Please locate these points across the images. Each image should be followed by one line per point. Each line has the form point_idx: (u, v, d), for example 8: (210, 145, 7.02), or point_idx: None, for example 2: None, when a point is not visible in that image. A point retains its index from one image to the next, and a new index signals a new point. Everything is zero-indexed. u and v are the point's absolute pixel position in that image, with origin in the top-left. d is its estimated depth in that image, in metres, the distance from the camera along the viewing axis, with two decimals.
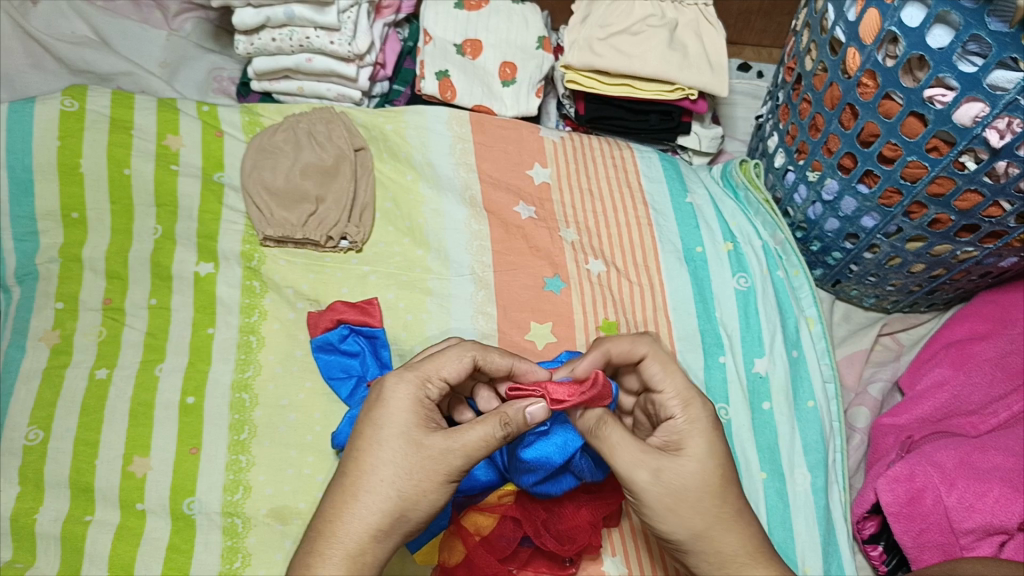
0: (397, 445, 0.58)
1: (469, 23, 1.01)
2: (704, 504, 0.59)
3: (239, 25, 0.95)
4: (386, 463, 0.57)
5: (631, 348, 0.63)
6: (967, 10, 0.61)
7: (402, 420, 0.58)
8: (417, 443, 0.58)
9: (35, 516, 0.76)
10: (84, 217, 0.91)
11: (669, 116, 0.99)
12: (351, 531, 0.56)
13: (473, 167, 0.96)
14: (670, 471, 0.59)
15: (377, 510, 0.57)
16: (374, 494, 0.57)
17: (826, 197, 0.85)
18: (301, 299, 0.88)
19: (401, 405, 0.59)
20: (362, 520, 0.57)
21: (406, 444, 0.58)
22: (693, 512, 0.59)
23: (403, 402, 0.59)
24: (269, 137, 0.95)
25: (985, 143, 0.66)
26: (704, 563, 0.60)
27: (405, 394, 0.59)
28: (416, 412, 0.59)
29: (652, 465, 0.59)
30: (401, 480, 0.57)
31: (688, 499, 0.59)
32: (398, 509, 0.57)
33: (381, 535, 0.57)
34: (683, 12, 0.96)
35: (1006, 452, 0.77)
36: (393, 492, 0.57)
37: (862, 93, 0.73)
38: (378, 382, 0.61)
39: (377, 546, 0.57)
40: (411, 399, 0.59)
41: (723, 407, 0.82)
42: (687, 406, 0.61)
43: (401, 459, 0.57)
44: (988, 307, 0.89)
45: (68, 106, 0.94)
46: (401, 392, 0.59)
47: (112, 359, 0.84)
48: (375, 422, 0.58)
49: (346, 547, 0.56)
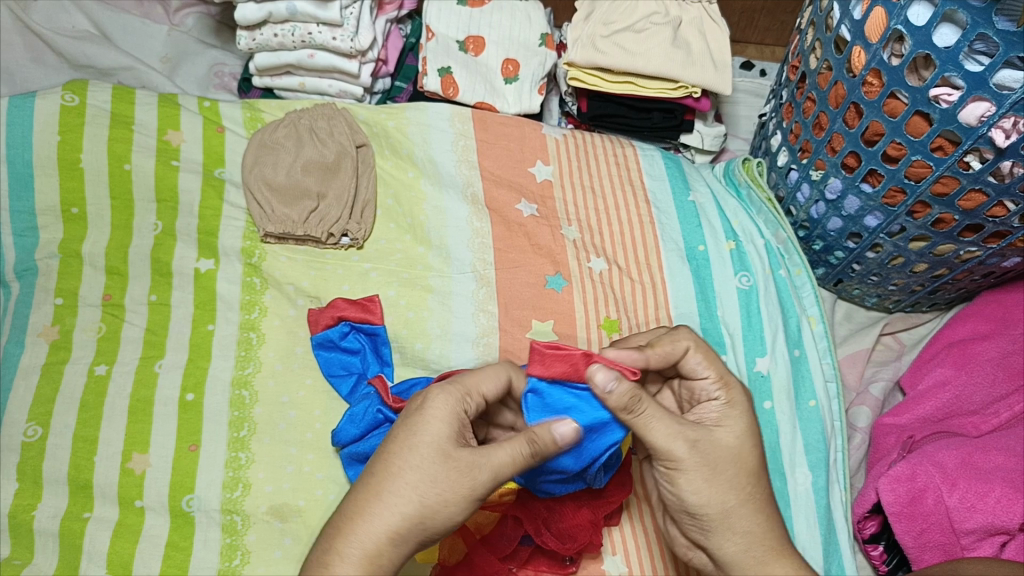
0: (424, 453, 0.55)
1: (472, 19, 1.01)
2: (739, 480, 0.60)
3: (240, 20, 0.94)
4: (414, 468, 0.55)
5: (673, 347, 0.63)
6: (974, 8, 0.60)
7: (437, 430, 0.56)
8: (445, 453, 0.55)
9: (33, 512, 0.76)
10: (83, 213, 0.91)
11: (672, 114, 0.99)
12: (370, 530, 0.54)
13: (474, 165, 0.96)
14: (706, 443, 0.59)
15: (398, 513, 0.54)
16: (398, 498, 0.55)
17: (829, 196, 0.84)
18: (301, 295, 0.88)
19: (439, 415, 0.56)
20: (383, 521, 0.54)
21: (436, 453, 0.55)
22: (729, 487, 0.59)
23: (442, 410, 0.56)
24: (270, 133, 0.94)
25: (990, 142, 0.66)
26: (729, 542, 0.60)
27: (444, 406, 0.57)
28: (454, 423, 0.56)
29: (690, 436, 0.59)
30: (425, 487, 0.54)
31: (723, 473, 0.59)
32: (414, 516, 0.55)
33: (392, 540, 0.55)
34: (686, 10, 0.95)
35: (1008, 452, 0.77)
36: (416, 498, 0.54)
37: (867, 92, 0.73)
38: (420, 392, 0.59)
39: (394, 550, 0.55)
40: (447, 410, 0.57)
41: (768, 403, 0.83)
42: (728, 390, 0.63)
43: (427, 465, 0.55)
44: (991, 306, 0.89)
45: (69, 100, 0.93)
46: (441, 402, 0.57)
47: (111, 355, 0.83)
48: (410, 428, 0.56)
49: (364, 548, 0.54)
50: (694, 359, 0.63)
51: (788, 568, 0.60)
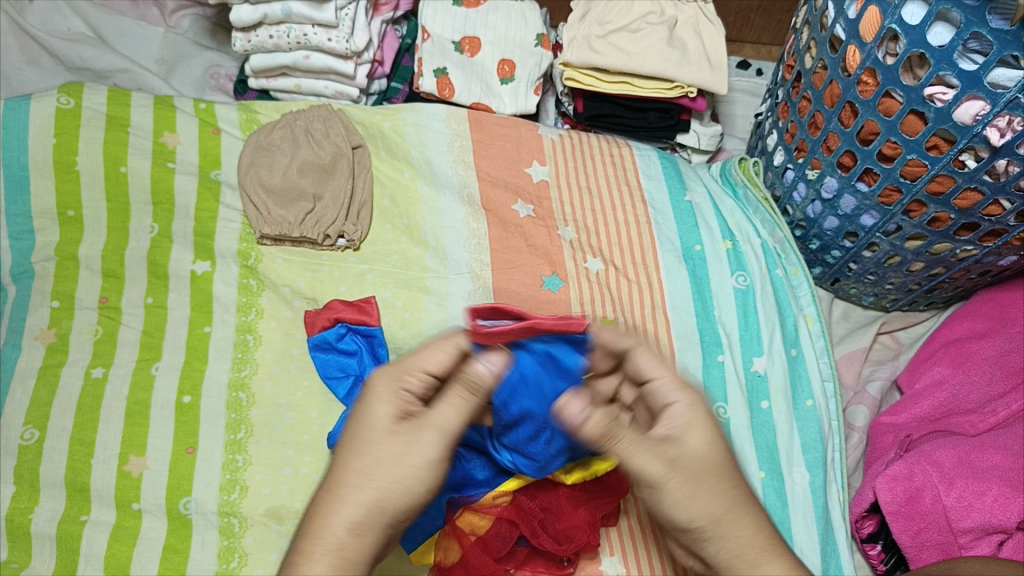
0: (373, 435, 0.53)
1: (467, 20, 1.00)
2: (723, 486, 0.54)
3: (236, 22, 0.94)
4: (368, 452, 0.53)
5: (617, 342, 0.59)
6: (968, 8, 0.60)
7: (377, 413, 0.54)
8: (397, 430, 0.53)
9: (30, 515, 0.76)
10: (80, 216, 0.91)
11: (669, 114, 0.99)
12: (333, 522, 0.50)
13: (471, 166, 0.96)
14: (685, 455, 0.54)
15: (354, 501, 0.51)
16: (360, 487, 0.52)
17: (825, 195, 0.84)
18: (297, 297, 0.88)
19: (383, 397, 0.54)
20: (344, 512, 0.51)
21: (380, 436, 0.53)
22: (714, 496, 0.53)
23: (380, 393, 0.54)
24: (266, 135, 0.94)
25: (985, 141, 0.66)
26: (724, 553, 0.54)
27: (385, 388, 0.55)
28: (396, 403, 0.54)
29: (669, 453, 0.54)
30: (372, 470, 0.52)
31: (706, 483, 0.53)
32: (376, 499, 0.51)
33: (359, 529, 0.51)
34: (682, 10, 0.95)
35: (1005, 450, 0.78)
36: (368, 484, 0.52)
37: (862, 91, 0.73)
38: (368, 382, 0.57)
39: (359, 541, 0.51)
40: (387, 392, 0.54)
41: (765, 402, 0.83)
42: (682, 393, 0.56)
43: (379, 445, 0.53)
44: (988, 305, 0.89)
45: (64, 103, 0.93)
46: (380, 386, 0.55)
47: (108, 358, 0.83)
48: (355, 418, 0.55)
49: (327, 544, 0.50)
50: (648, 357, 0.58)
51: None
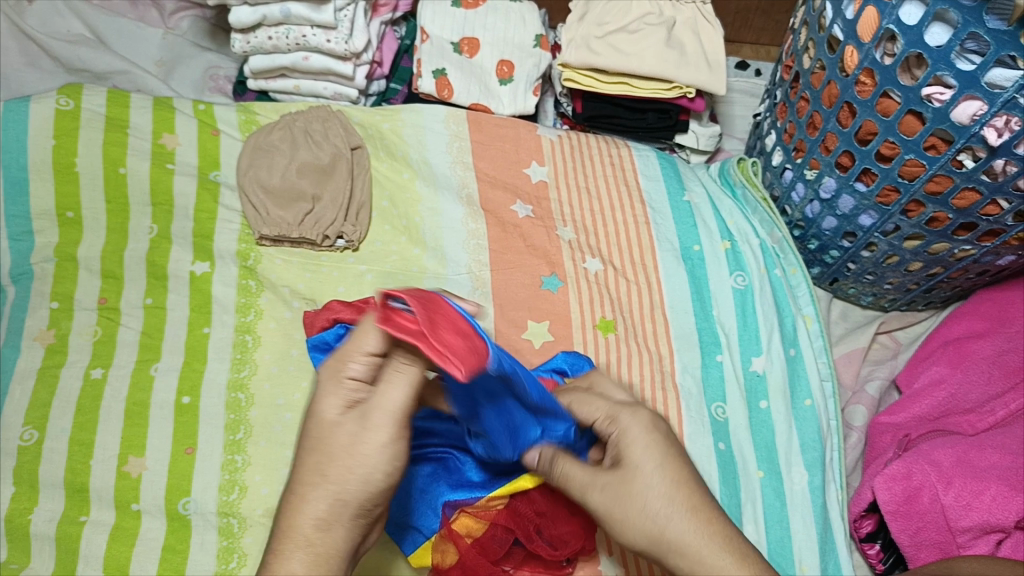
0: (324, 431, 0.50)
1: (466, 21, 1.00)
2: (656, 505, 0.51)
3: (235, 24, 0.95)
4: (322, 447, 0.50)
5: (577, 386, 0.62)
6: (965, 8, 0.60)
7: (323, 408, 0.51)
8: (347, 421, 0.51)
9: (29, 516, 0.76)
10: (79, 217, 0.91)
11: (667, 114, 0.99)
12: (298, 520, 0.49)
13: (470, 166, 0.96)
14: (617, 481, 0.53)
15: (314, 497, 0.49)
16: (320, 485, 0.49)
17: (823, 195, 0.84)
18: (297, 298, 0.88)
19: (331, 393, 0.51)
20: (309, 508, 0.49)
21: (329, 430, 0.50)
22: (647, 516, 0.51)
23: (324, 389, 0.52)
24: (265, 136, 0.94)
25: (983, 141, 0.66)
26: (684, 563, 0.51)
27: (332, 383, 0.51)
28: (341, 396, 0.51)
29: (601, 482, 0.53)
30: (325, 464, 0.50)
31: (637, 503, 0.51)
32: (335, 493, 0.49)
33: (326, 524, 0.49)
34: (680, 11, 0.96)
35: (1003, 450, 0.77)
36: (321, 477, 0.49)
37: (860, 91, 0.73)
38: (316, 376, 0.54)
39: (327, 535, 0.49)
40: (329, 386, 0.51)
41: (763, 402, 0.83)
42: (615, 420, 0.56)
43: (330, 439, 0.50)
44: (987, 305, 0.89)
45: (63, 104, 0.93)
46: (323, 383, 0.52)
47: (107, 359, 0.83)
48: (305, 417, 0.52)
49: (297, 543, 0.48)
50: (608, 386, 0.60)
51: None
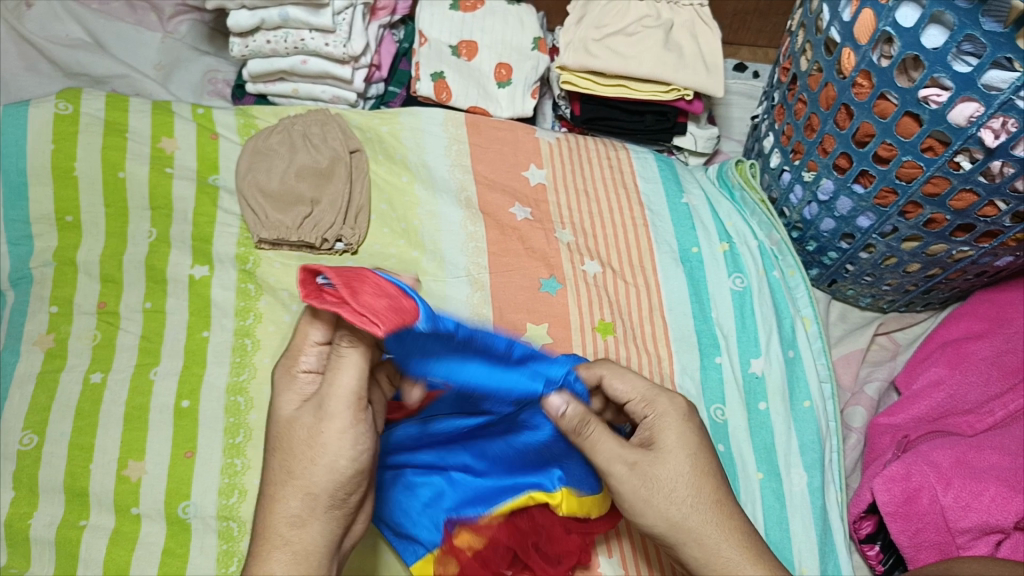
0: (285, 429, 0.52)
1: (464, 24, 1.01)
2: (677, 492, 0.57)
3: (234, 27, 0.95)
4: (285, 444, 0.51)
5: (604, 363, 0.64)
6: (962, 10, 0.61)
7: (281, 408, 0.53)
8: (304, 418, 0.51)
9: (29, 520, 0.76)
10: (78, 221, 0.91)
11: (665, 116, 0.99)
12: (273, 520, 0.51)
13: (468, 169, 0.96)
14: (646, 463, 0.58)
15: (282, 494, 0.51)
16: (290, 485, 0.51)
17: (821, 197, 0.85)
18: (296, 301, 0.87)
19: (290, 393, 0.53)
20: (278, 507, 0.51)
21: (289, 427, 0.52)
22: (669, 500, 0.57)
23: (282, 389, 0.53)
24: (265, 138, 0.94)
25: (980, 143, 0.66)
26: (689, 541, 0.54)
27: (288, 384, 0.53)
28: (297, 395, 0.53)
29: (630, 459, 0.57)
30: (288, 461, 0.51)
31: (661, 484, 0.57)
32: (303, 488, 0.50)
33: (301, 520, 0.51)
34: (678, 13, 0.96)
35: (1003, 451, 0.77)
36: (285, 473, 0.51)
37: (858, 93, 0.73)
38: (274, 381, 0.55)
39: (302, 530, 0.51)
40: (285, 388, 0.53)
41: (763, 404, 0.83)
42: (653, 404, 0.60)
43: (290, 437, 0.51)
44: (985, 306, 0.89)
45: (62, 109, 0.94)
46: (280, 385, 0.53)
47: (107, 363, 0.84)
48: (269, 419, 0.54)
49: (273, 542, 0.51)
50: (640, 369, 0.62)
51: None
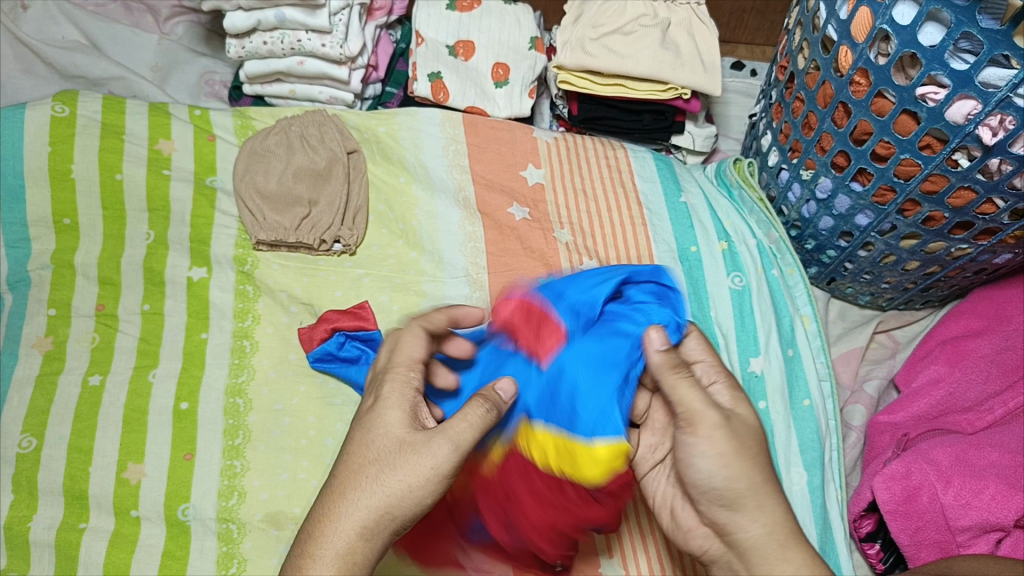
0: (387, 445, 0.53)
1: (461, 24, 1.00)
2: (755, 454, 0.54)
3: (230, 29, 0.95)
4: (377, 460, 0.53)
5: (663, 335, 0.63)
6: (958, 7, 0.60)
7: (387, 420, 0.54)
8: (393, 428, 0.54)
9: (29, 523, 0.76)
10: (75, 223, 0.91)
11: (663, 115, 0.99)
12: (345, 526, 0.52)
13: (466, 169, 0.96)
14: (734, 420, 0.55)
15: (363, 506, 0.52)
16: (361, 490, 0.53)
17: (819, 195, 0.84)
18: (294, 303, 0.88)
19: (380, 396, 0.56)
20: (350, 518, 0.52)
21: (391, 443, 0.53)
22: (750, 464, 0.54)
23: (392, 399, 0.55)
24: (262, 141, 0.94)
25: (977, 141, 0.66)
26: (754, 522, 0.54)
27: (380, 389, 0.57)
28: (406, 409, 0.55)
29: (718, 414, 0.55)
30: (383, 476, 0.52)
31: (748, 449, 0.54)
32: (385, 506, 0.52)
33: (369, 532, 0.52)
34: (675, 11, 0.96)
35: (1002, 448, 0.77)
36: (376, 488, 0.52)
37: (854, 91, 0.73)
38: (374, 390, 0.57)
39: (368, 545, 0.52)
40: (398, 399, 0.55)
41: (763, 403, 0.83)
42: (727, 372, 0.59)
43: (389, 455, 0.53)
44: (983, 304, 0.89)
45: (59, 111, 0.93)
46: (391, 397, 0.55)
47: (105, 365, 0.83)
48: (364, 426, 0.55)
49: (335, 548, 0.52)
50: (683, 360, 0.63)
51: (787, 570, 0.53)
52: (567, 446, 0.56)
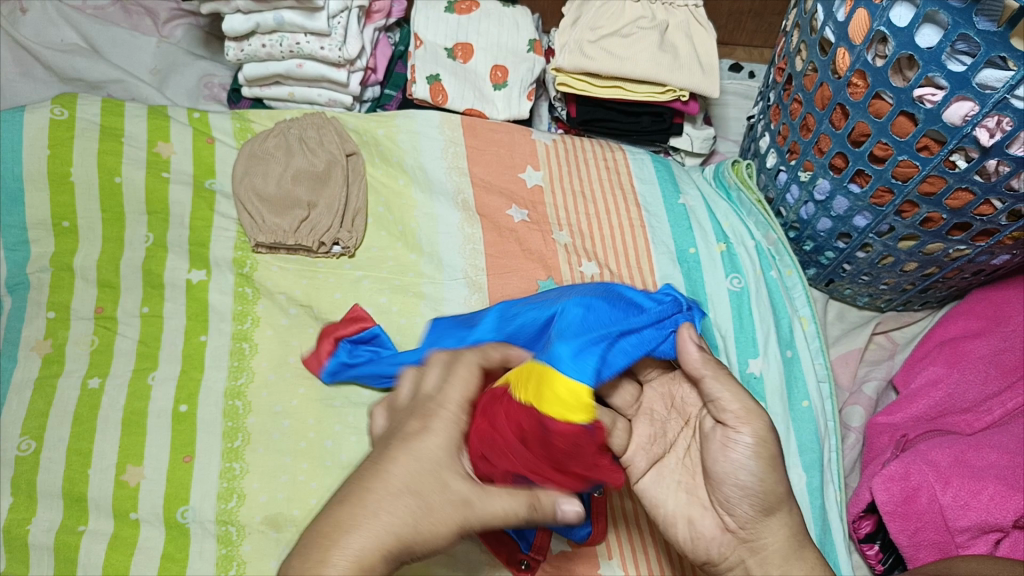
0: (430, 477, 0.51)
1: (460, 27, 1.00)
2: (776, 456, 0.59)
3: (229, 32, 0.95)
4: (416, 490, 0.50)
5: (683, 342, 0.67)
6: (955, 9, 0.60)
7: (434, 454, 0.52)
8: (436, 458, 0.52)
9: (27, 526, 0.76)
10: (75, 226, 0.91)
11: (661, 117, 0.99)
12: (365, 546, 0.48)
13: (465, 171, 0.96)
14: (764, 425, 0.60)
15: (391, 531, 0.49)
16: (392, 512, 0.49)
17: (817, 197, 0.85)
18: (293, 304, 0.88)
19: (427, 425, 0.54)
20: (375, 541, 0.48)
21: (434, 477, 0.51)
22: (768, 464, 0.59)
23: (441, 431, 0.53)
24: (261, 143, 0.94)
25: (975, 141, 0.67)
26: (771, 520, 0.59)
27: (427, 417, 0.54)
28: (452, 446, 0.53)
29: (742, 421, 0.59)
30: (420, 509, 0.50)
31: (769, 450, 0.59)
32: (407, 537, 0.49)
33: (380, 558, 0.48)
34: (673, 14, 0.96)
35: (1001, 450, 0.77)
36: (410, 518, 0.49)
37: (852, 93, 0.73)
38: (421, 414, 0.54)
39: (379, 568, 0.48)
40: (446, 434, 0.53)
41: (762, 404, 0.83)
42: None
43: (431, 489, 0.51)
44: (981, 305, 0.89)
45: (58, 114, 0.93)
46: (440, 428, 0.53)
47: (104, 368, 0.83)
48: (408, 448, 0.52)
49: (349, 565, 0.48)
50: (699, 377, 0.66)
51: (802, 569, 0.59)
52: (541, 376, 0.53)
